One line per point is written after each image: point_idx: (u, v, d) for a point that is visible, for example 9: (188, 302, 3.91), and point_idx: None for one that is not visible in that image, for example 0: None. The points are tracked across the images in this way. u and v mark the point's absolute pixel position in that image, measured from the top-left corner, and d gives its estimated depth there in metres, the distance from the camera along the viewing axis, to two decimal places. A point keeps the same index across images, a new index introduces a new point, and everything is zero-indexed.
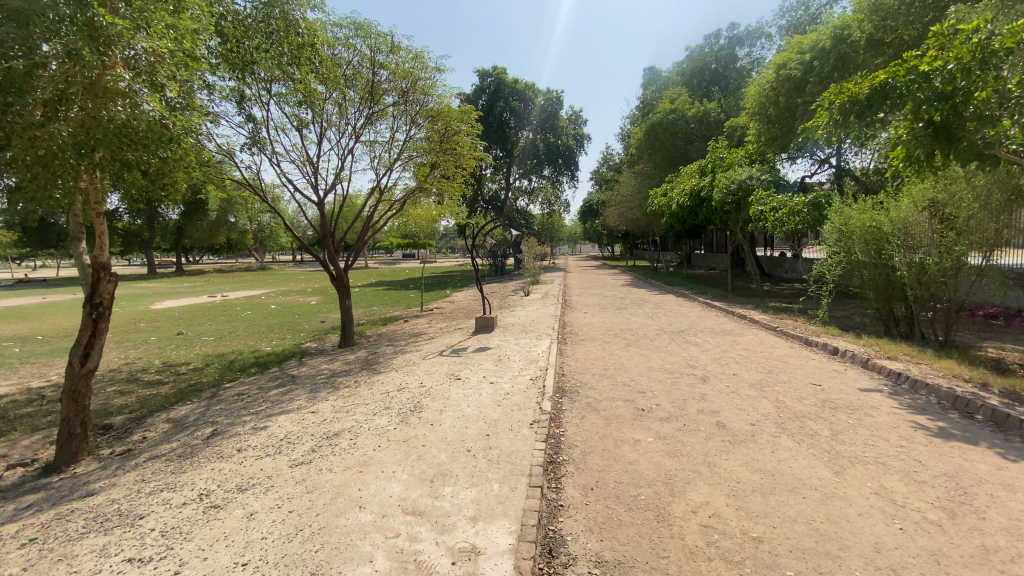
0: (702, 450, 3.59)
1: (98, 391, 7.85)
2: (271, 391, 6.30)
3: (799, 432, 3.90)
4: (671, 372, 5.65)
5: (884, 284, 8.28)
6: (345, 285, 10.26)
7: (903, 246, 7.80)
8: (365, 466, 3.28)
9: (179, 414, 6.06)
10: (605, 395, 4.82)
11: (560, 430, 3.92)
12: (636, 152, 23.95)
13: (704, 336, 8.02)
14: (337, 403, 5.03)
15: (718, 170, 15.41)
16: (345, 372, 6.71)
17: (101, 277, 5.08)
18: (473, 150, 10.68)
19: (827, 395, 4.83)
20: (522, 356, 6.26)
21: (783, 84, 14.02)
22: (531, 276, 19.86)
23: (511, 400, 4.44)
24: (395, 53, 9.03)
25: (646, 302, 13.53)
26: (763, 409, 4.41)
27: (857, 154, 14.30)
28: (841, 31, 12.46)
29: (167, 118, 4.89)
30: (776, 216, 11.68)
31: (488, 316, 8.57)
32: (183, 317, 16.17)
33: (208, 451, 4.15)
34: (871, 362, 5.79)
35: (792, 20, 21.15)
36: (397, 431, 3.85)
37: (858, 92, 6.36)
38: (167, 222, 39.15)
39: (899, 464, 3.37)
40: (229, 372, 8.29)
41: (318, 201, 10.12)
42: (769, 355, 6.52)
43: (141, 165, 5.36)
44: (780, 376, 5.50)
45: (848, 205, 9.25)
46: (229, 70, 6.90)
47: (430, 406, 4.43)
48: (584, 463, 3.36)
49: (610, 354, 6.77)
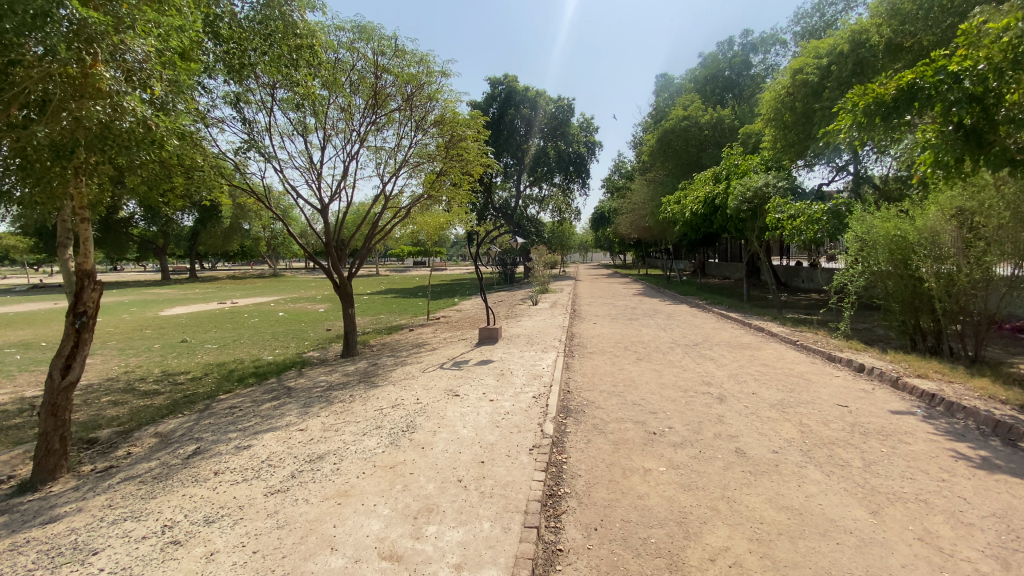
0: (719, 482, 3.24)
1: (92, 401, 7.67)
2: (264, 404, 6.03)
3: (827, 462, 3.51)
4: (684, 391, 5.28)
5: (911, 296, 7.84)
6: (348, 293, 10.00)
7: (929, 257, 7.33)
8: (345, 497, 2.97)
9: (167, 428, 5.83)
10: (613, 416, 4.47)
11: (563, 456, 3.59)
12: (648, 160, 23.58)
13: (719, 350, 7.62)
14: (328, 420, 4.75)
15: (733, 177, 14.81)
16: (342, 385, 6.44)
17: (85, 285, 4.87)
18: (480, 157, 10.46)
19: (855, 418, 4.43)
20: (526, 370, 5.93)
21: (799, 89, 13.53)
22: (540, 285, 19.57)
23: (511, 421, 4.11)
24: (399, 56, 8.81)
25: (659, 312, 13.14)
26: (786, 434, 4.03)
27: (877, 160, 13.83)
28: (859, 35, 11.95)
29: (156, 119, 4.77)
30: (794, 225, 11.22)
31: (493, 327, 8.27)
32: (190, 324, 16.10)
33: (185, 474, 3.89)
34: (902, 381, 5.36)
35: (807, 26, 20.72)
36: (385, 455, 3.55)
37: (884, 93, 5.85)
38: (182, 229, 39.64)
39: (943, 503, 2.98)
40: (226, 383, 8.07)
41: (322, 208, 9.91)
42: (789, 371, 6.13)
43: (134, 169, 5.26)
44: (802, 396, 5.10)
45: (871, 212, 8.84)
46: (227, 72, 6.71)
47: (423, 426, 4.13)
48: (588, 497, 3.02)
49: (619, 368, 6.42)
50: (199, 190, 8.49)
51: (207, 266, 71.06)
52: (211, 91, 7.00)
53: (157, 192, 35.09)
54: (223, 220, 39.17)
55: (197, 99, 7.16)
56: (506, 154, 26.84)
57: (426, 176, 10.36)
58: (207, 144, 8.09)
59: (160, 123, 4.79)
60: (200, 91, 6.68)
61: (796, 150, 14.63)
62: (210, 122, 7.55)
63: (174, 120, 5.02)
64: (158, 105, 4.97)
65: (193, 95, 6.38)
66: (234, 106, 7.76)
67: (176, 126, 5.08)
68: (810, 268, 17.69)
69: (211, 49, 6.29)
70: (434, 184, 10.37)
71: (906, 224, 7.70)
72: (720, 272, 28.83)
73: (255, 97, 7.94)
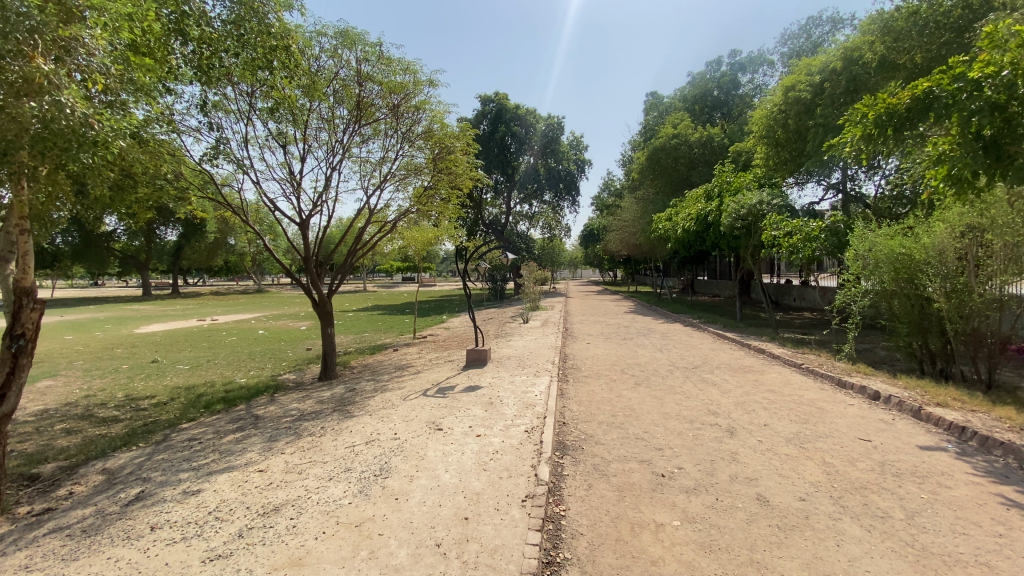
0: (746, 542, 2.74)
1: (43, 429, 6.93)
2: (227, 437, 5.42)
3: (865, 514, 3.05)
4: (691, 422, 4.81)
5: (919, 316, 7.48)
6: (327, 312, 9.43)
7: (938, 275, 7.00)
8: (298, 568, 2.44)
9: (117, 463, 5.13)
10: (615, 455, 3.97)
11: (561, 508, 3.09)
12: (637, 177, 23.43)
13: (722, 374, 7.15)
14: (293, 459, 4.18)
15: (726, 195, 14.36)
16: (315, 414, 5.85)
17: (23, 305, 4.30)
18: (471, 171, 10.13)
19: (882, 456, 3.99)
20: (517, 399, 5.41)
21: (792, 106, 13.36)
22: (530, 302, 19.07)
23: (500, 463, 3.61)
24: (384, 64, 8.40)
25: (653, 331, 12.69)
26: (813, 477, 3.56)
27: (870, 178, 13.68)
28: (852, 52, 11.96)
29: (101, 118, 4.29)
30: (791, 242, 10.87)
31: (481, 349, 7.76)
32: (164, 343, 15.27)
33: (119, 527, 3.26)
34: (925, 413, 4.94)
35: (794, 47, 20.89)
36: (351, 509, 3.01)
37: (897, 102, 5.69)
38: (163, 245, 38.69)
39: (1010, 567, 2.52)
40: (192, 410, 7.39)
41: (301, 222, 9.39)
42: (798, 399, 5.69)
43: (76, 169, 4.76)
44: (820, 428, 4.65)
45: (872, 229, 8.53)
46: (196, 75, 6.18)
47: (399, 469, 3.60)
48: (591, 564, 2.53)
49: (617, 395, 5.92)
50: (170, 199, 8.04)
51: (190, 282, 69.68)
52: (177, 95, 6.60)
53: (138, 205, 34.14)
54: (208, 235, 38.40)
55: (164, 103, 6.74)
56: (496, 170, 26.56)
57: (414, 190, 9.96)
58: (177, 152, 7.66)
59: (100, 121, 4.29)
60: (164, 94, 6.24)
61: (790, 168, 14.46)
62: (180, 129, 7.12)
63: (124, 122, 4.59)
64: (104, 107, 4.53)
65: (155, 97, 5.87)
66: (207, 112, 7.34)
67: (125, 129, 4.64)
68: (802, 287, 17.54)
69: (179, 50, 5.84)
70: (423, 199, 9.96)
71: (911, 242, 7.39)
72: (710, 290, 28.69)
73: (232, 105, 7.57)
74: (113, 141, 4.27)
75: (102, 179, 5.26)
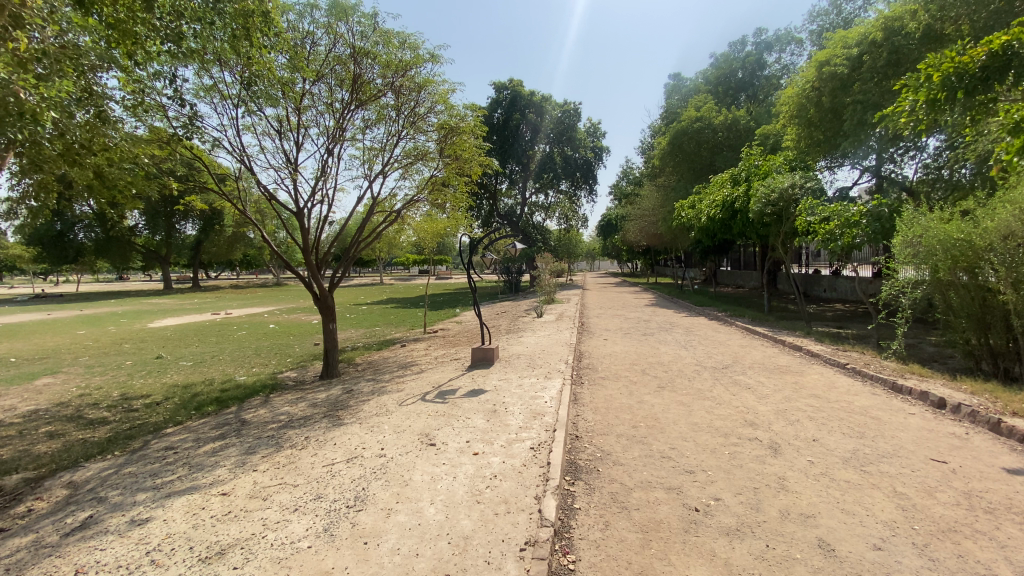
0: None
1: (25, 432, 6.57)
2: (205, 447, 4.92)
3: (964, 572, 2.35)
4: (726, 437, 4.13)
5: (980, 309, 6.55)
6: (330, 308, 8.84)
7: (1005, 264, 6.03)
8: None
9: (85, 475, 4.68)
10: (637, 480, 3.32)
11: (570, 560, 2.46)
12: (658, 164, 22.43)
13: (755, 375, 6.40)
14: (262, 480, 3.62)
15: (754, 179, 13.43)
16: (303, 420, 5.33)
17: None
18: (482, 155, 9.49)
19: (964, 484, 3.27)
20: (524, 407, 4.76)
21: (826, 82, 12.21)
22: (546, 295, 18.33)
23: (496, 493, 2.99)
24: (382, 38, 7.69)
25: (675, 326, 11.88)
26: (886, 514, 2.87)
27: (910, 160, 12.66)
28: (893, 22, 10.83)
29: (22, 84, 3.96)
30: (828, 228, 9.90)
31: (487, 347, 7.16)
32: (172, 338, 15.00)
33: (42, 571, 2.77)
34: (1006, 426, 4.12)
35: (824, 25, 19.63)
36: (308, 557, 2.43)
37: (969, 60, 4.74)
38: (184, 240, 38.78)
39: None
40: (181, 412, 6.96)
41: (299, 211, 8.81)
42: (849, 407, 4.93)
43: (15, 142, 4.32)
44: (881, 445, 3.93)
45: (926, 212, 7.57)
46: (167, 46, 5.60)
47: (378, 499, 3.00)
48: None
49: (638, 401, 5.26)
50: (159, 190, 7.64)
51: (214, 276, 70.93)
52: (155, 74, 6.10)
53: (154, 199, 34.14)
54: (225, 228, 38.48)
55: (143, 82, 6.27)
56: (511, 160, 25.85)
57: (422, 178, 9.36)
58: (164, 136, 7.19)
59: (29, 88, 4.27)
60: (138, 70, 5.73)
61: (824, 149, 13.35)
62: (164, 111, 6.68)
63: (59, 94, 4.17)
64: (38, 75, 4.33)
65: (114, 67, 5.31)
66: (191, 92, 6.86)
67: (55, 99, 4.35)
68: (833, 277, 16.68)
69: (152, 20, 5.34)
70: (433, 188, 9.34)
71: (972, 227, 6.49)
72: (734, 280, 27.71)
73: (224, 88, 7.11)
74: (43, 110, 3.90)
75: (40, 146, 4.86)
